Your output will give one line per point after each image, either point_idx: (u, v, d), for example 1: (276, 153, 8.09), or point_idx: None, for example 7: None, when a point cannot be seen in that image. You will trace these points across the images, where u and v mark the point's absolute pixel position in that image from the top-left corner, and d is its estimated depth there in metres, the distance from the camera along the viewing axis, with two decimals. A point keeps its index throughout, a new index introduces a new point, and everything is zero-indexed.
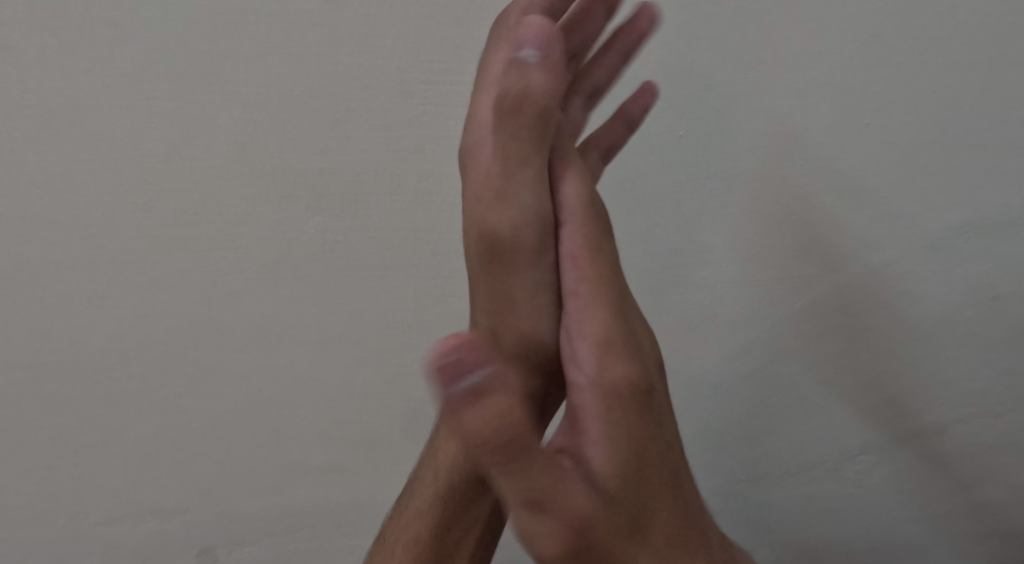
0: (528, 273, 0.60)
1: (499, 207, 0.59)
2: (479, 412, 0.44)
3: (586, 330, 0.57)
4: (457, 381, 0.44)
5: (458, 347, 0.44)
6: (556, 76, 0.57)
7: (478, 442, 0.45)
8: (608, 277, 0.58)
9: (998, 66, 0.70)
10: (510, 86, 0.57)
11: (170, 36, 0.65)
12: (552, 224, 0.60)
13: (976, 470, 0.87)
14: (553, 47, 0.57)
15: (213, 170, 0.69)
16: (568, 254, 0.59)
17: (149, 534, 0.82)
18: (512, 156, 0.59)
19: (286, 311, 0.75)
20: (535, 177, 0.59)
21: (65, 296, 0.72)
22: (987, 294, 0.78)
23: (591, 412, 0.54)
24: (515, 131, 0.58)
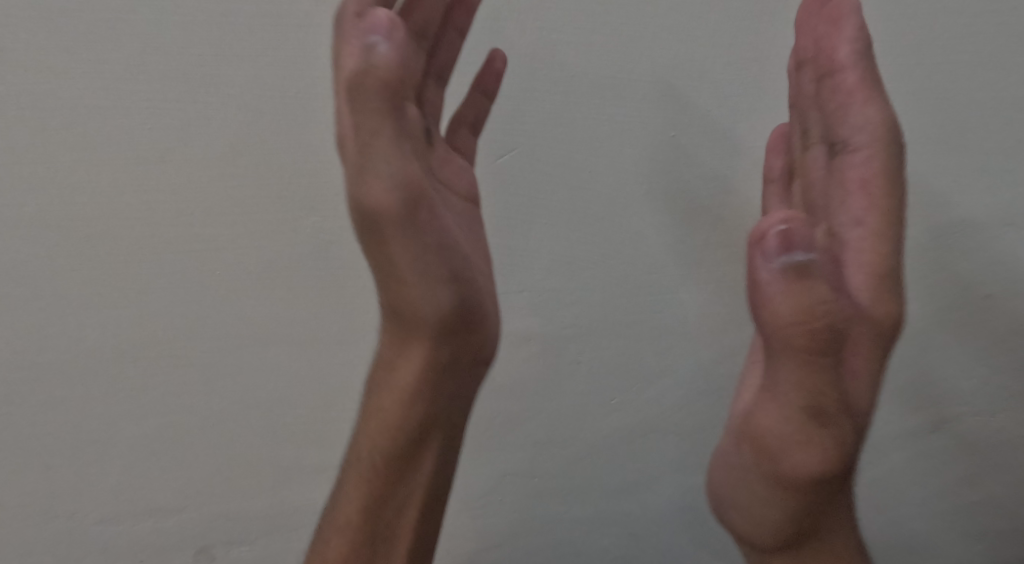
0: (404, 244, 0.60)
1: (363, 179, 0.57)
2: (796, 291, 0.53)
3: (863, 249, 0.62)
4: (789, 253, 0.53)
5: (793, 228, 0.53)
6: (403, 60, 0.55)
7: (789, 323, 0.53)
8: (891, 193, 0.63)
9: (986, 66, 0.71)
10: (353, 69, 0.55)
11: (166, 37, 0.66)
12: (876, 147, 0.63)
13: (972, 468, 0.87)
14: (397, 31, 0.55)
15: (208, 169, 0.70)
16: (859, 179, 0.64)
17: (147, 533, 0.83)
18: (363, 136, 0.56)
19: (282, 310, 0.75)
20: (394, 148, 0.57)
21: (59, 297, 0.73)
22: (980, 292, 0.79)
23: (862, 342, 0.59)
24: (364, 110, 0.55)
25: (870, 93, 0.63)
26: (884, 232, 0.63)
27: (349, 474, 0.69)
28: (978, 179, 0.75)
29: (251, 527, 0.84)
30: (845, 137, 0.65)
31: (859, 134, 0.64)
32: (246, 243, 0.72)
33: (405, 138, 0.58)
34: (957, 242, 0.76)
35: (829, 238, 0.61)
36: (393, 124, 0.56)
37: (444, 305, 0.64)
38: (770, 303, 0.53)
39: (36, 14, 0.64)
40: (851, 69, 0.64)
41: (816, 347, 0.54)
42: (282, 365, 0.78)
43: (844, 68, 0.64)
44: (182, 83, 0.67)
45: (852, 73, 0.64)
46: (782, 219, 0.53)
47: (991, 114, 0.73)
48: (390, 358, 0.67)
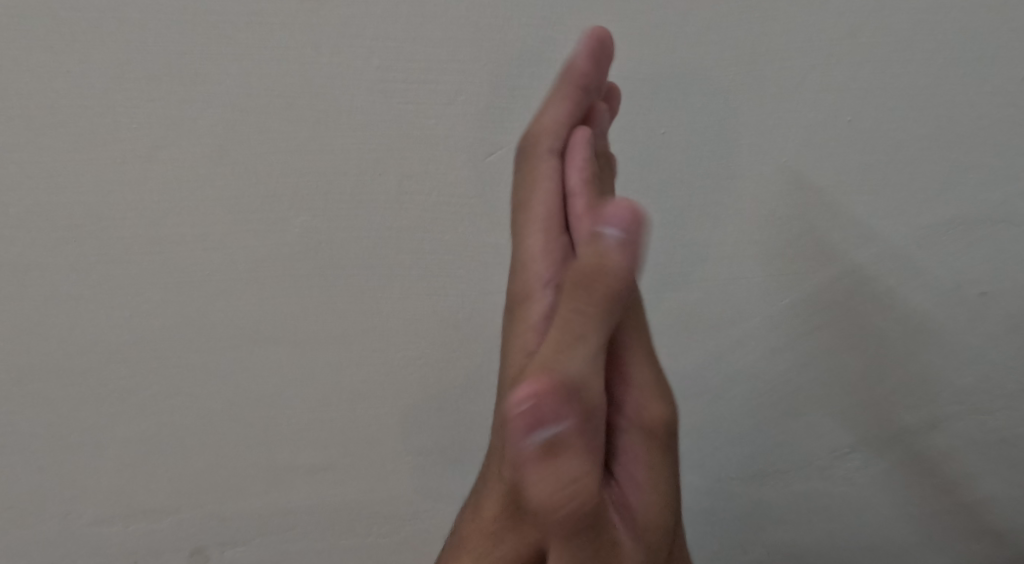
0: (561, 453, 0.56)
1: (561, 360, 0.54)
2: (547, 473, 0.49)
3: (636, 385, 0.62)
4: (536, 430, 0.49)
5: (537, 404, 0.49)
6: (630, 256, 0.55)
7: (543, 505, 0.50)
8: (638, 312, 0.63)
9: (982, 62, 0.70)
10: (585, 265, 0.55)
11: (152, 36, 0.65)
12: (610, 277, 0.63)
13: (971, 467, 0.86)
14: (638, 229, 0.55)
15: (197, 169, 0.70)
16: (630, 301, 0.57)
17: (143, 534, 0.83)
18: (577, 334, 0.55)
19: (272, 311, 0.75)
20: (590, 357, 0.54)
21: (50, 296, 0.72)
22: (975, 291, 0.78)
23: (636, 457, 0.61)
24: (580, 310, 0.55)
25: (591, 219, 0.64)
26: (641, 346, 0.63)
27: None
28: (972, 176, 0.74)
29: (243, 528, 0.84)
30: (576, 250, 0.63)
31: (580, 242, 0.63)
32: (236, 242, 0.72)
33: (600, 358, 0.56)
34: (951, 240, 0.76)
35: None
36: (598, 320, 0.55)
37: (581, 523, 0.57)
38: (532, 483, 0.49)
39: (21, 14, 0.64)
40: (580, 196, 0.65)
41: (573, 531, 0.53)
42: (272, 365, 0.78)
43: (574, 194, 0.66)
44: (169, 80, 0.67)
45: (610, 231, 0.55)
46: (523, 396, 0.49)
47: (987, 111, 0.72)
48: (488, 537, 0.61)
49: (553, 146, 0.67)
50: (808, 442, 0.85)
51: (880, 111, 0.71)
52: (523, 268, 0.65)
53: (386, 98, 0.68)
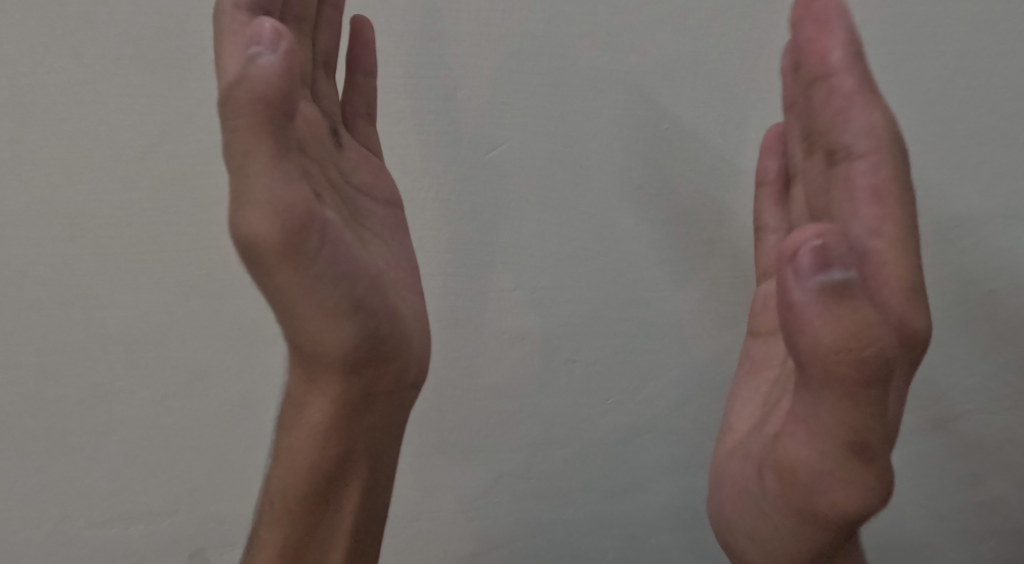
0: (296, 277, 0.57)
1: (245, 210, 0.54)
2: (844, 312, 0.46)
3: (885, 259, 0.54)
4: (826, 268, 0.46)
5: (827, 239, 0.47)
6: (288, 68, 0.53)
7: (830, 355, 0.47)
8: (895, 199, 0.55)
9: (986, 55, 0.70)
10: (234, 79, 0.53)
11: (147, 30, 0.65)
12: (879, 154, 0.55)
13: (980, 466, 0.85)
14: (284, 41, 0.53)
15: (192, 166, 0.69)
16: (871, 188, 0.55)
17: (138, 537, 0.81)
18: (240, 153, 0.53)
19: (271, 309, 0.74)
20: (278, 171, 0.54)
21: (45, 294, 0.72)
22: (984, 287, 0.77)
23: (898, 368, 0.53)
24: (246, 127, 0.53)
25: (864, 98, 0.56)
26: (905, 240, 0.54)
27: (265, 516, 0.68)
28: (980, 172, 0.73)
29: (243, 532, 0.82)
30: (845, 145, 0.57)
31: (860, 140, 0.56)
32: (233, 239, 0.71)
33: (292, 168, 0.55)
34: (959, 235, 0.75)
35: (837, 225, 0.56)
36: (275, 137, 0.53)
37: (350, 338, 0.62)
38: (815, 333, 0.46)
39: (21, 10, 0.64)
40: (845, 73, 0.56)
41: (861, 381, 0.47)
42: (271, 365, 0.76)
43: (833, 71, 0.56)
44: (166, 76, 0.66)
45: (835, 75, 0.56)
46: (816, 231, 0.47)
47: (994, 105, 0.71)
48: (298, 396, 0.66)
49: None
50: None
51: (884, 104, 0.71)
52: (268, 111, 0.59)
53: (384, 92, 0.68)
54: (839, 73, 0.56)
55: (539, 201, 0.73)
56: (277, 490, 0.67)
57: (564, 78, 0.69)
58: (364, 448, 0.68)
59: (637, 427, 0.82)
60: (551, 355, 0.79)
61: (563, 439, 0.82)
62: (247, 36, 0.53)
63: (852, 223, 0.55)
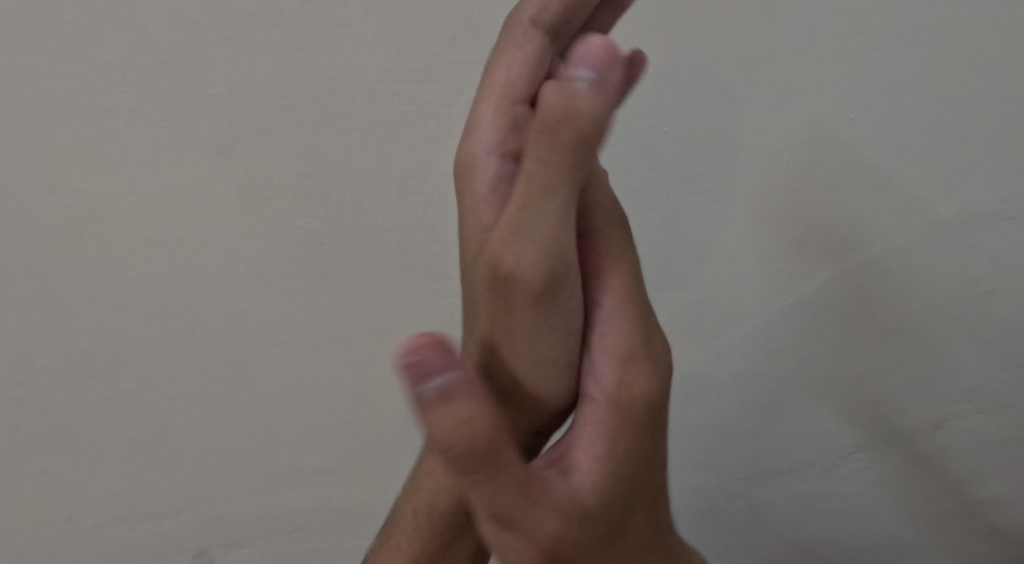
0: (530, 323, 0.56)
1: (512, 240, 0.54)
2: (444, 415, 0.48)
3: (607, 331, 0.59)
4: (426, 379, 0.48)
5: (424, 353, 0.49)
6: (604, 104, 0.51)
7: (446, 446, 0.48)
8: (622, 255, 0.60)
9: (984, 58, 0.70)
10: (554, 110, 0.51)
11: (150, 37, 0.65)
12: (571, 231, 0.57)
13: (975, 467, 0.86)
14: (611, 71, 0.51)
15: (197, 171, 0.70)
16: (595, 263, 0.59)
17: (143, 538, 0.82)
18: (533, 186, 0.53)
19: (274, 312, 0.75)
20: (560, 208, 0.54)
21: (51, 299, 0.72)
22: (980, 288, 0.78)
23: (603, 425, 0.57)
24: (545, 162, 0.52)
25: (599, 182, 0.60)
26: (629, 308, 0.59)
27: (403, 525, 0.66)
28: (975, 175, 0.74)
29: (246, 531, 0.83)
30: (580, 224, 0.60)
31: (505, 215, 0.59)
32: (237, 243, 0.72)
33: (571, 208, 0.54)
34: (955, 237, 0.75)
35: (584, 308, 0.60)
36: (566, 179, 0.53)
37: (558, 389, 0.59)
38: (430, 425, 0.48)
39: (24, 18, 0.64)
40: (511, 139, 0.60)
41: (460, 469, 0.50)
42: (274, 367, 0.78)
43: (571, 179, 0.59)
44: (169, 82, 0.67)
45: (507, 145, 0.60)
46: (411, 345, 0.49)
47: (990, 108, 0.72)
48: None
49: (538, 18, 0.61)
50: (811, 442, 0.84)
51: (884, 109, 0.71)
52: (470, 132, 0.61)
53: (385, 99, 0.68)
54: (590, 160, 0.60)
55: None
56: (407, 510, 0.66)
57: None
58: None
59: None
60: None
61: None
62: (564, 60, 0.52)
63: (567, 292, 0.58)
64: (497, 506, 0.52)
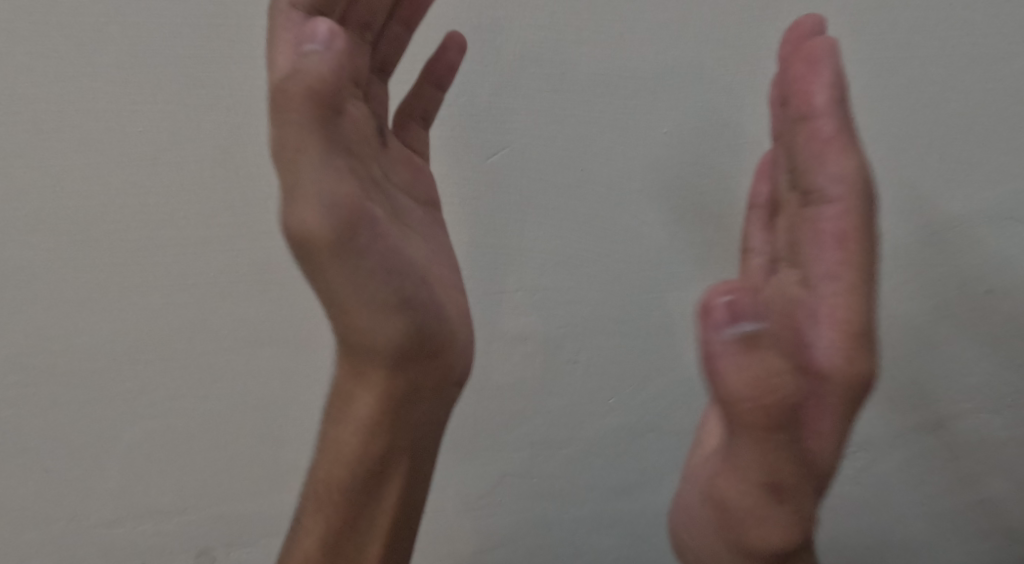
0: (344, 272, 0.55)
1: (291, 206, 0.52)
2: (749, 362, 0.48)
3: (840, 305, 0.50)
4: (734, 323, 0.48)
5: (739, 300, 0.48)
6: (341, 68, 0.54)
7: (749, 395, 0.48)
8: (864, 240, 0.51)
9: (985, 58, 0.70)
10: (285, 75, 0.54)
11: (153, 39, 0.66)
12: (852, 203, 0.51)
13: (976, 466, 0.86)
14: (338, 40, 0.54)
15: (200, 172, 0.70)
16: (832, 231, 0.52)
17: (147, 537, 0.83)
18: (293, 145, 0.53)
19: (275, 312, 0.75)
20: (323, 162, 0.53)
21: (54, 302, 0.73)
22: (981, 288, 0.78)
23: (830, 408, 0.50)
24: (294, 119, 0.53)
25: (842, 144, 0.52)
26: (862, 286, 0.51)
27: (305, 506, 0.67)
28: (977, 175, 0.74)
29: (249, 529, 0.84)
30: (817, 188, 0.53)
31: (835, 185, 0.52)
32: (239, 245, 0.72)
33: (337, 162, 0.54)
34: (955, 236, 0.76)
35: (807, 273, 0.53)
36: (320, 130, 0.53)
37: (398, 335, 0.60)
38: (722, 376, 0.48)
39: (24, 18, 0.64)
40: (828, 116, 0.52)
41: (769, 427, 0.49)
42: (275, 366, 0.78)
43: (815, 115, 0.53)
44: (172, 84, 0.67)
45: (821, 119, 0.52)
46: (722, 292, 0.49)
47: (991, 107, 0.72)
48: (348, 388, 0.63)
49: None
50: None
51: (884, 108, 0.71)
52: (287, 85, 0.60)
53: None
54: (821, 115, 0.52)
55: (546, 199, 0.73)
56: (323, 481, 0.65)
57: (565, 84, 0.70)
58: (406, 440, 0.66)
59: (634, 425, 0.83)
60: (551, 358, 0.80)
61: (565, 439, 0.84)
62: (295, 39, 0.55)
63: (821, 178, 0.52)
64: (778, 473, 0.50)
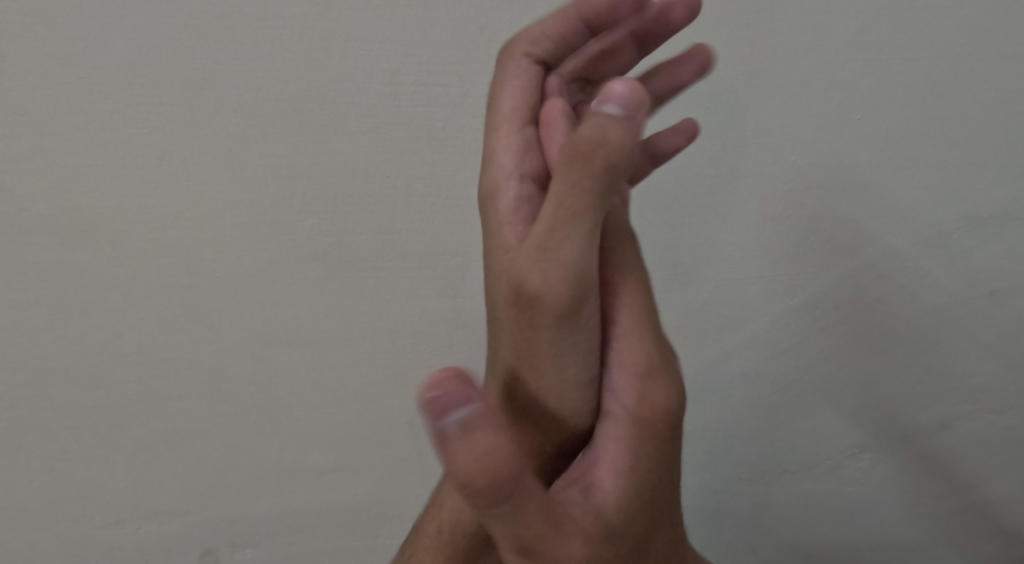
0: (553, 337, 0.57)
1: (536, 263, 0.56)
2: (625, 339, 0.59)
3: (564, 284, 0.56)
4: (612, 312, 0.60)
5: (610, 286, 0.60)
6: (632, 137, 0.54)
7: (633, 390, 0.58)
8: (593, 228, 0.55)
9: (991, 58, 0.70)
10: (584, 141, 0.54)
11: (159, 38, 0.66)
12: (586, 191, 0.54)
13: (981, 467, 0.86)
14: (640, 111, 0.54)
15: (207, 173, 0.70)
16: (595, 234, 0.56)
17: (151, 537, 0.83)
18: (568, 210, 0.55)
19: (282, 312, 0.75)
20: (586, 236, 0.55)
21: (61, 301, 0.73)
22: (987, 288, 0.78)
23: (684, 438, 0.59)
24: (576, 188, 0.54)
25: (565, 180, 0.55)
26: (585, 256, 0.55)
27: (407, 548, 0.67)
28: (983, 174, 0.74)
29: (254, 529, 0.83)
30: (614, 174, 0.55)
31: (610, 166, 0.54)
32: (245, 245, 0.72)
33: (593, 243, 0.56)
34: (961, 236, 0.76)
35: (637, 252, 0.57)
36: (598, 205, 0.55)
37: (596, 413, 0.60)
38: (450, 458, 0.47)
39: (33, 19, 0.65)
40: (626, 111, 0.54)
41: (649, 423, 0.57)
42: (280, 366, 0.78)
43: (548, 162, 0.55)
44: (178, 84, 0.67)
45: (642, 113, 0.54)
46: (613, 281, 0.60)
47: (997, 107, 0.72)
48: None
49: (539, 54, 0.65)
50: (816, 442, 0.84)
51: (888, 110, 0.72)
52: (489, 164, 0.64)
53: (392, 101, 0.69)
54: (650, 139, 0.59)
55: None
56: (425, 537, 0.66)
57: None
58: (522, 530, 0.64)
59: None
60: None
61: None
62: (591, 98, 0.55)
63: (619, 160, 0.54)
64: (522, 538, 0.51)
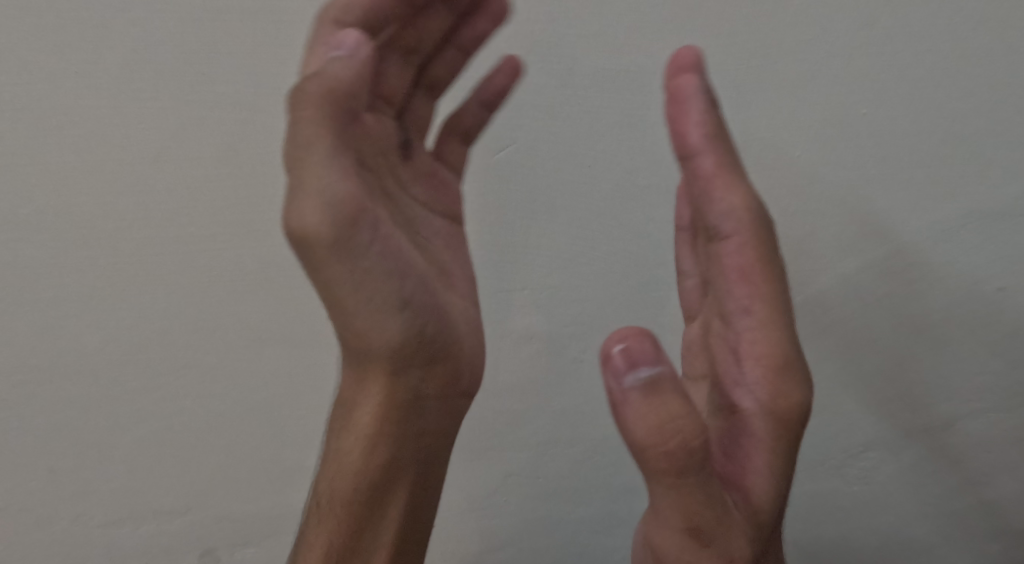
0: (345, 270, 0.57)
1: (296, 200, 0.55)
2: (650, 407, 0.51)
3: (750, 342, 0.59)
4: (633, 371, 0.52)
5: (634, 344, 0.53)
6: (359, 73, 0.56)
7: (647, 443, 0.51)
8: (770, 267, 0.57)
9: (998, 53, 0.70)
10: (313, 82, 0.56)
11: (157, 34, 0.65)
12: (747, 236, 0.57)
13: (986, 467, 0.85)
14: (362, 47, 0.56)
15: (205, 170, 0.69)
16: (738, 269, 0.58)
17: (149, 537, 0.82)
18: (301, 144, 0.55)
19: (281, 309, 0.75)
20: (333, 163, 0.55)
21: (58, 299, 0.72)
22: (992, 286, 0.77)
23: (758, 444, 0.58)
24: (310, 120, 0.55)
25: (728, 177, 0.57)
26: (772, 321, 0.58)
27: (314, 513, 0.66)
28: (988, 172, 0.73)
29: (253, 528, 0.83)
30: (714, 226, 0.58)
31: (725, 222, 0.58)
32: (244, 243, 0.72)
33: (347, 161, 0.56)
34: (966, 233, 0.75)
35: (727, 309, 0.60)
36: (336, 133, 0.56)
37: (403, 341, 0.61)
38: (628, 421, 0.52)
39: (28, 15, 0.64)
40: (705, 153, 0.57)
41: (679, 470, 0.52)
42: (279, 365, 0.77)
43: (693, 154, 0.57)
44: (175, 78, 0.66)
45: (701, 157, 0.57)
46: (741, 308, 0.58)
47: (1004, 103, 0.71)
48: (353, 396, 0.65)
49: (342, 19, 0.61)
50: (820, 441, 0.84)
51: (894, 105, 0.71)
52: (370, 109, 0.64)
53: None
54: (697, 154, 0.57)
55: (547, 203, 0.73)
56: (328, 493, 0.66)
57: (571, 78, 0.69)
58: (411, 468, 0.66)
59: None
60: (559, 357, 0.79)
61: (571, 438, 0.83)
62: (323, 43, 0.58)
63: (710, 207, 0.58)
64: (697, 517, 0.53)
